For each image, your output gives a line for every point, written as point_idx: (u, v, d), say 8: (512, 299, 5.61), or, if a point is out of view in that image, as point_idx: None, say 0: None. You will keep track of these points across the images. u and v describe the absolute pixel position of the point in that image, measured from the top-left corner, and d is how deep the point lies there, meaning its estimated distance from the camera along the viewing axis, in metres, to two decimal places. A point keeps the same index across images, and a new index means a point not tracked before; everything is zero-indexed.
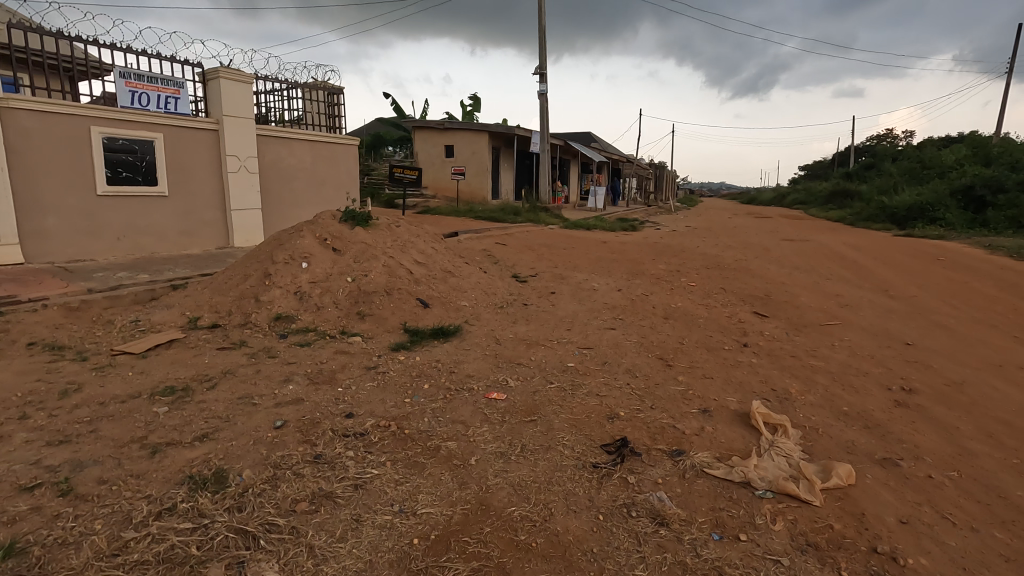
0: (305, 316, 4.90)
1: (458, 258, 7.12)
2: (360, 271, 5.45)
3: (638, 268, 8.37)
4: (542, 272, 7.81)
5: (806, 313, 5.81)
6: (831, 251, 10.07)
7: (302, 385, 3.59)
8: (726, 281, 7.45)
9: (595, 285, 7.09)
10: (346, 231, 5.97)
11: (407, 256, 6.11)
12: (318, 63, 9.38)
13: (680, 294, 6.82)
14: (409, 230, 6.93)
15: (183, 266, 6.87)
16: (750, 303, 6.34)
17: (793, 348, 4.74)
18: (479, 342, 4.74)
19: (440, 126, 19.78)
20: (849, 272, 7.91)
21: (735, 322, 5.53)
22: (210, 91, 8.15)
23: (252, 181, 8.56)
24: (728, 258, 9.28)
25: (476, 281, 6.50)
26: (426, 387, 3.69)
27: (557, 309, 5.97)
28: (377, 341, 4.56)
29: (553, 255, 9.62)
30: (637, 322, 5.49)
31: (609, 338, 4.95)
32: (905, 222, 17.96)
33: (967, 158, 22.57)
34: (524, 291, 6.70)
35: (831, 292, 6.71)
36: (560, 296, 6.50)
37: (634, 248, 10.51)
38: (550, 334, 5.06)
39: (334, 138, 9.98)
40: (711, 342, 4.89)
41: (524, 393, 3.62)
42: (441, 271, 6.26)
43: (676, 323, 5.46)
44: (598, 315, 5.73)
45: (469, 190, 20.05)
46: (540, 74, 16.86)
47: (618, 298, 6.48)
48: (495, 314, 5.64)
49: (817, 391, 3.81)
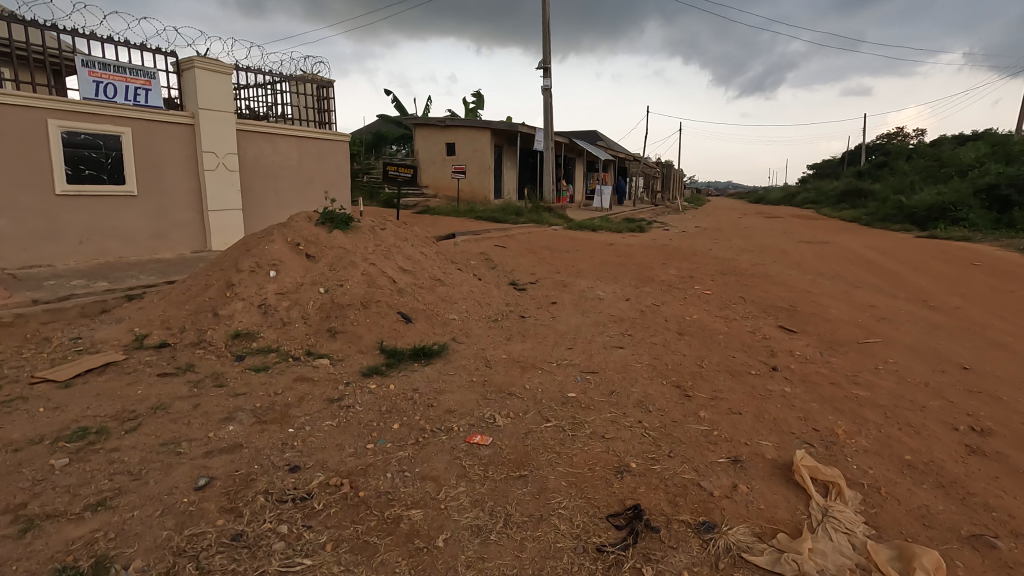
0: (269, 334, 4.28)
1: (450, 264, 6.49)
2: (335, 280, 4.83)
3: (648, 275, 7.71)
4: (543, 279, 7.16)
5: (839, 329, 5.15)
6: (855, 254, 9.36)
7: (245, 425, 2.97)
8: (745, 290, 6.78)
9: (600, 294, 6.44)
10: (323, 235, 5.35)
11: (390, 262, 5.49)
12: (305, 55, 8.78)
13: (695, 304, 6.16)
14: (396, 233, 6.31)
15: (149, 272, 6.27)
16: (773, 315, 5.68)
17: (832, 373, 4.08)
18: (467, 365, 4.11)
19: (441, 124, 19.17)
20: (879, 279, 7.22)
21: (759, 339, 4.87)
22: (184, 81, 7.53)
23: (231, 179, 7.97)
24: (744, 262, 8.60)
25: (469, 289, 5.87)
26: (396, 427, 3.06)
27: (558, 323, 5.33)
28: (347, 365, 3.93)
29: (556, 259, 8.97)
30: (648, 338, 4.85)
31: (616, 360, 4.31)
32: (925, 223, 17.17)
33: (987, 156, 21.72)
34: (522, 300, 6.07)
35: (864, 303, 6.04)
36: (561, 307, 5.85)
37: (642, 252, 9.84)
38: (549, 355, 4.42)
39: (322, 134, 9.38)
40: (734, 364, 4.24)
41: (515, 436, 2.99)
42: (429, 279, 5.63)
43: (693, 341, 4.81)
44: (604, 330, 5.08)
45: (470, 189, 19.41)
46: (543, 68, 16.18)
47: (626, 309, 5.82)
48: (487, 328, 5.01)
49: (870, 432, 3.16)
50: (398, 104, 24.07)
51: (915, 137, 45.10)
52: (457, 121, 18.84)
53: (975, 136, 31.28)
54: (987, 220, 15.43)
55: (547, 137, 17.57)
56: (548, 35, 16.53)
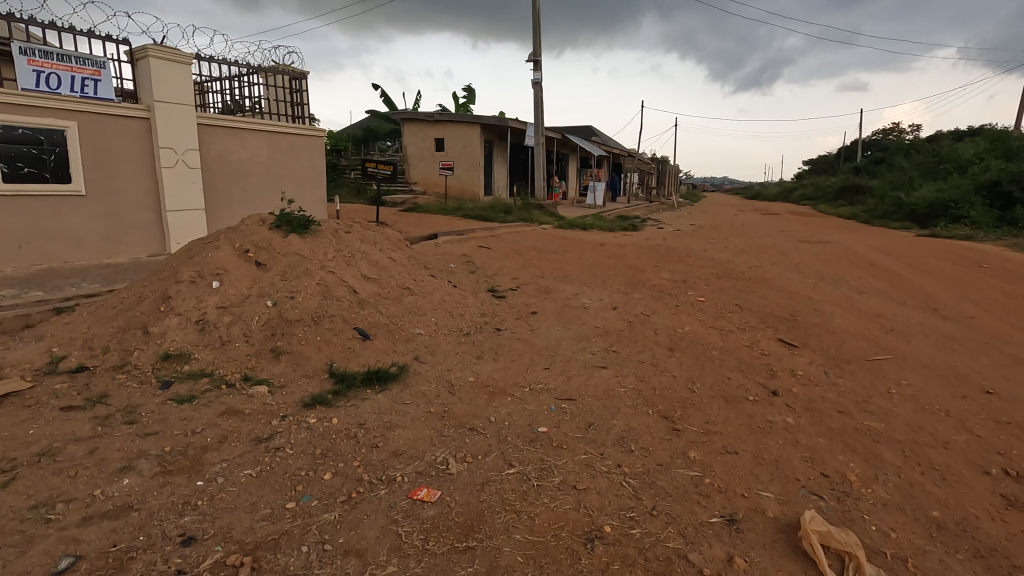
0: (204, 355, 3.78)
1: (424, 269, 5.99)
2: (285, 292, 4.33)
3: (638, 279, 7.23)
4: (525, 285, 6.67)
5: (845, 343, 4.68)
6: (858, 255, 8.91)
7: (143, 477, 2.47)
8: (741, 296, 6.31)
9: (586, 302, 5.95)
10: (276, 239, 4.85)
11: (352, 270, 5.00)
12: (276, 45, 8.25)
13: (688, 313, 5.68)
14: (364, 237, 5.80)
15: (93, 280, 5.75)
16: (772, 327, 5.22)
17: (839, 399, 3.61)
18: (427, 391, 3.63)
19: (430, 118, 18.64)
20: (885, 284, 6.76)
21: (756, 356, 4.40)
22: (139, 71, 6.98)
23: (192, 177, 7.43)
24: (741, 265, 8.13)
25: (441, 299, 5.37)
26: (328, 476, 2.57)
27: (536, 336, 4.84)
28: (287, 392, 3.44)
29: (542, 261, 8.49)
30: (634, 355, 4.37)
31: (598, 383, 3.82)
32: (926, 221, 16.76)
33: (988, 151, 21.30)
34: (500, 310, 5.58)
35: (870, 312, 5.57)
36: (542, 318, 5.37)
37: (633, 253, 9.36)
38: (522, 376, 3.93)
39: (295, 129, 8.84)
40: (731, 387, 3.77)
41: (469, 488, 2.51)
42: (396, 288, 5.13)
43: (684, 358, 4.33)
44: (587, 345, 4.60)
45: (459, 185, 18.88)
46: (533, 61, 15.65)
47: (612, 320, 5.34)
48: (458, 343, 4.52)
49: (889, 479, 2.69)
50: (387, 99, 23.52)
51: (912, 133, 44.79)
52: (446, 115, 18.30)
53: (972, 132, 30.97)
54: (989, 218, 15.04)
55: (538, 132, 17.04)
56: (539, 26, 16.00)
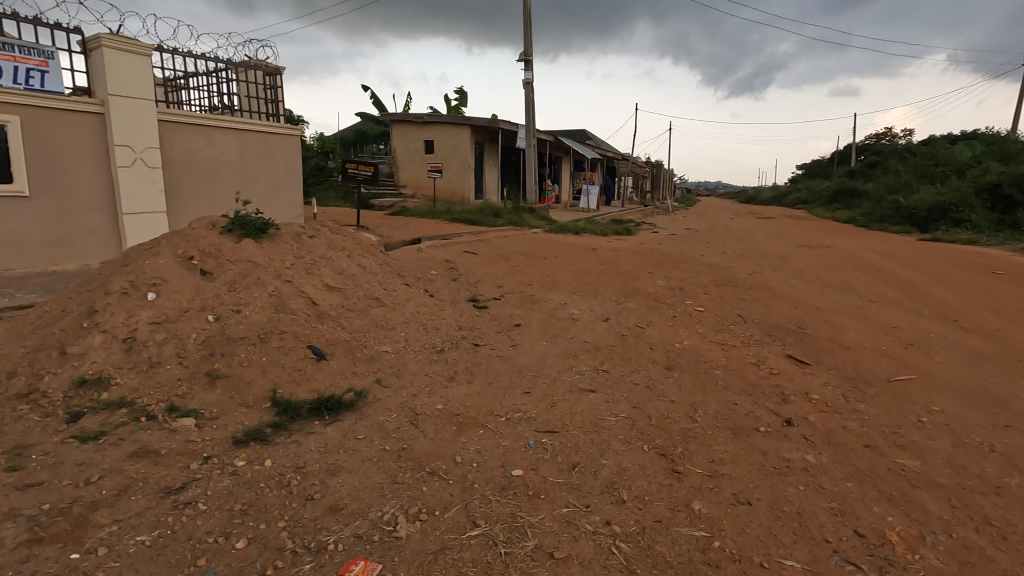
0: (127, 379, 3.24)
1: (397, 277, 5.47)
2: (231, 305, 3.80)
3: (632, 287, 6.74)
4: (510, 293, 6.17)
5: (862, 360, 4.20)
6: (863, 260, 8.47)
7: (3, 550, 1.94)
8: (743, 306, 5.83)
9: (574, 312, 5.45)
10: (227, 244, 4.32)
11: (313, 279, 4.47)
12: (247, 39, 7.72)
13: (686, 325, 5.19)
14: (331, 241, 5.28)
15: (31, 289, 5.20)
16: (778, 341, 4.73)
17: (864, 431, 3.12)
18: (386, 422, 3.11)
19: (420, 119, 18.18)
20: (896, 292, 6.30)
21: (764, 377, 3.91)
22: (93, 62, 6.41)
23: (152, 177, 6.88)
24: (741, 270, 7.67)
25: (415, 311, 4.85)
26: (243, 544, 2.05)
27: (518, 353, 4.33)
28: (217, 426, 2.90)
29: (531, 267, 7.99)
30: (627, 376, 3.87)
31: (585, 411, 3.32)
32: (926, 224, 16.40)
33: (986, 154, 21.01)
34: (479, 322, 5.07)
35: (885, 324, 5.10)
36: (525, 331, 4.86)
37: (627, 258, 8.87)
38: (498, 402, 3.42)
39: (268, 126, 8.31)
40: (739, 417, 3.27)
41: (420, 561, 2.00)
42: (362, 299, 4.61)
43: (683, 380, 3.83)
44: (574, 364, 4.10)
45: (449, 188, 18.40)
46: (524, 60, 15.19)
47: (604, 333, 4.84)
48: (428, 362, 4.00)
49: (938, 540, 2.20)
50: (377, 100, 23.03)
51: (906, 136, 44.75)
52: (436, 116, 17.83)
53: (967, 136, 30.80)
54: (990, 222, 14.69)
55: (530, 133, 16.58)
56: (530, 25, 15.55)
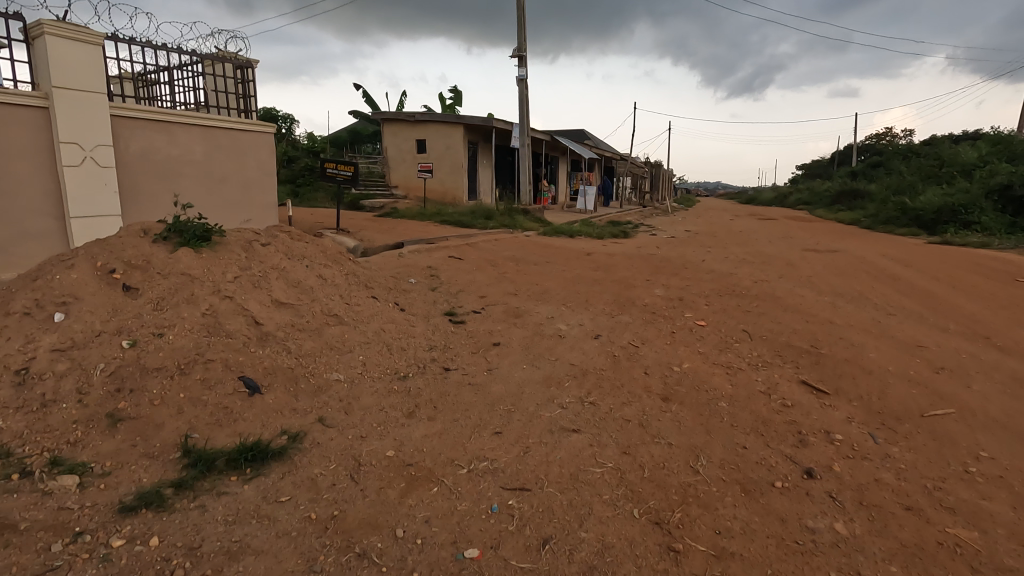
0: (10, 421, 2.69)
1: (364, 288, 4.91)
2: (153, 328, 3.25)
3: (628, 297, 6.19)
4: (493, 305, 5.61)
5: (888, 389, 3.64)
6: (875, 266, 7.92)
7: None
8: (748, 320, 5.27)
9: (561, 328, 4.89)
10: (159, 255, 3.77)
11: (259, 294, 3.91)
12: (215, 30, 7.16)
13: (686, 343, 4.64)
14: (289, 250, 4.72)
15: None
16: (791, 364, 4.17)
17: (903, 486, 2.57)
18: (319, 475, 2.54)
19: (412, 118, 17.66)
20: (916, 304, 5.75)
21: (777, 412, 3.36)
22: (36, 52, 5.84)
23: (105, 177, 6.31)
24: (745, 278, 7.13)
25: (379, 329, 4.29)
26: None
27: (493, 379, 3.78)
28: (107, 485, 2.35)
29: (519, 274, 7.45)
30: (617, 410, 3.31)
31: (564, 459, 2.76)
32: (934, 226, 15.86)
33: (993, 154, 20.46)
34: (454, 340, 4.51)
35: (909, 343, 4.55)
36: (504, 352, 4.29)
37: (623, 264, 8.31)
38: (462, 446, 2.86)
39: (238, 123, 7.75)
40: (749, 467, 2.71)
41: None
42: (317, 317, 4.05)
43: (682, 415, 3.27)
44: (557, 393, 3.54)
45: (441, 189, 17.84)
46: (518, 57, 14.65)
47: (592, 354, 4.28)
48: (386, 392, 3.45)
49: None
50: (369, 98, 22.49)
51: (908, 137, 44.28)
52: (428, 115, 17.30)
53: (971, 136, 30.25)
54: (1001, 224, 14.16)
55: (524, 132, 16.02)
56: (523, 21, 15.02)
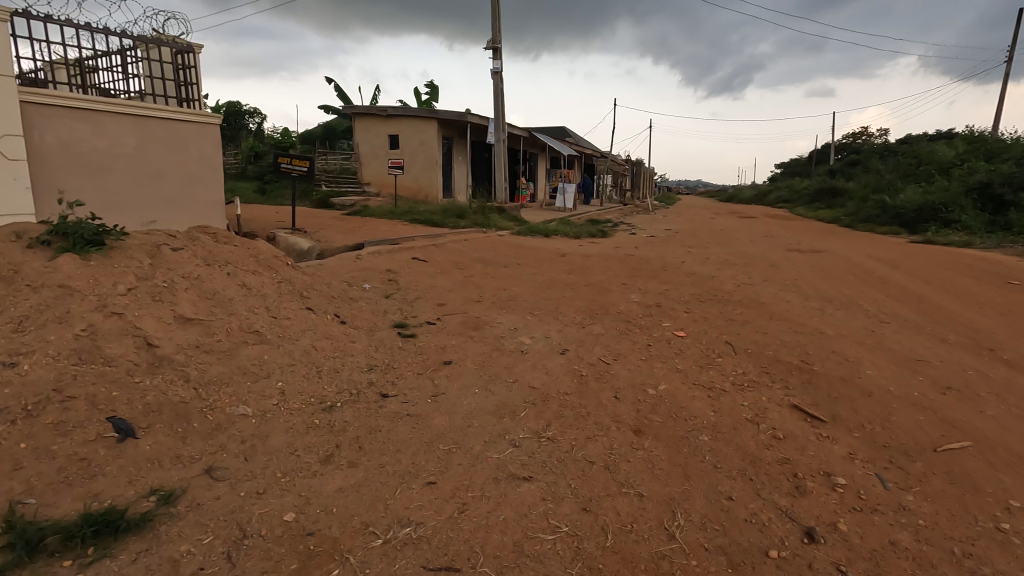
0: None
1: (299, 298, 4.30)
2: (4, 356, 2.63)
3: (602, 304, 5.66)
4: (450, 315, 5.04)
5: (894, 416, 3.16)
6: (862, 268, 7.52)
7: None
8: (732, 331, 4.77)
9: (524, 343, 4.34)
10: (32, 264, 3.15)
11: (157, 309, 3.28)
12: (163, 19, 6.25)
13: (662, 360, 4.12)
14: (209, 255, 4.10)
15: None
16: (780, 384, 3.67)
17: (925, 553, 2.08)
18: (187, 555, 1.95)
19: (383, 113, 16.98)
20: (910, 310, 5.32)
21: (767, 447, 2.85)
22: None
23: (15, 172, 5.41)
24: (727, 281, 6.66)
25: (309, 347, 3.68)
26: None
27: (436, 408, 3.21)
28: None
29: (486, 278, 6.89)
30: (579, 449, 2.78)
31: (509, 520, 2.21)
32: (915, 225, 15.67)
33: (970, 152, 20.42)
34: (398, 358, 3.92)
35: (909, 358, 4.09)
36: (456, 373, 3.72)
37: (598, 266, 7.79)
38: (384, 504, 2.30)
39: (176, 113, 7.04)
40: (738, 529, 2.19)
41: None
42: (231, 335, 3.44)
43: (656, 455, 2.75)
44: (511, 427, 2.99)
45: (414, 186, 17.20)
46: (492, 49, 14.05)
47: (556, 375, 3.73)
48: (304, 429, 2.86)
49: None
50: (342, 93, 21.72)
51: (884, 135, 44.59)
52: (400, 109, 16.64)
53: (946, 135, 30.48)
54: (982, 222, 13.98)
55: (499, 128, 15.43)
56: (497, 11, 14.42)
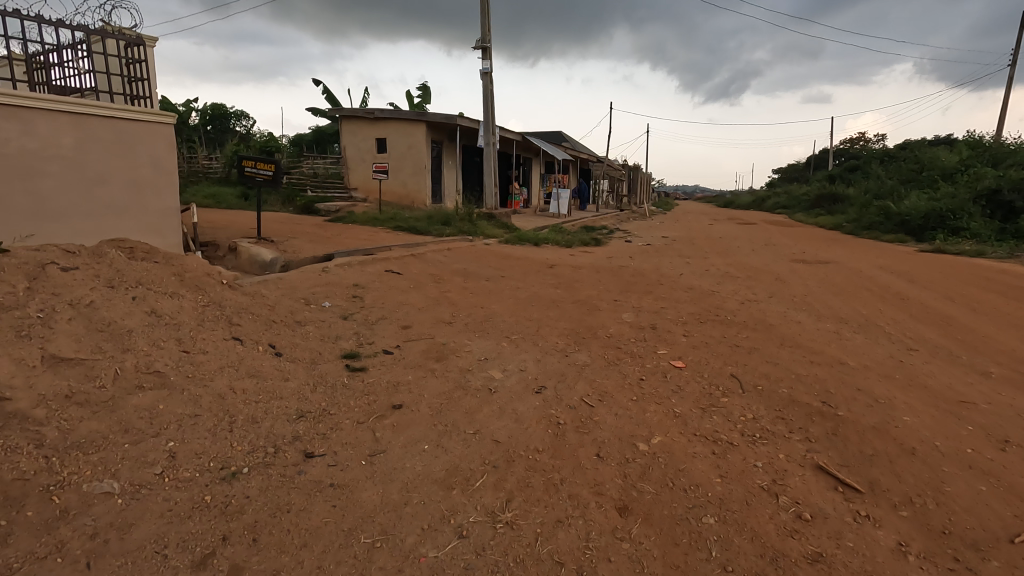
0: None
1: (227, 326, 3.62)
2: None
3: (589, 326, 5.00)
4: (413, 342, 4.36)
5: (947, 486, 2.51)
6: (877, 282, 6.88)
7: None
8: (739, 361, 4.11)
9: (494, 378, 3.67)
10: None
11: (19, 348, 2.62)
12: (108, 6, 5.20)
13: (658, 400, 3.45)
14: (115, 275, 3.43)
15: None
16: (800, 435, 3.01)
17: None
18: None
19: (371, 115, 16.36)
20: (940, 334, 4.68)
21: (793, 538, 2.19)
22: None
23: None
24: (729, 298, 6.00)
25: (225, 391, 3.00)
26: None
27: (369, 476, 2.52)
28: None
29: (464, 294, 6.22)
30: (547, 543, 2.11)
31: None
32: (921, 233, 15.06)
33: (975, 156, 19.85)
34: (338, 401, 3.24)
35: (950, 399, 3.44)
36: (404, 422, 3.03)
37: (588, 280, 7.12)
38: None
39: (123, 110, 6.28)
40: None
41: None
42: (120, 378, 2.77)
43: (647, 552, 2.09)
44: (462, 506, 2.32)
45: (402, 191, 16.56)
46: (481, 49, 13.42)
47: (527, 424, 3.05)
48: (189, 512, 2.19)
49: None
50: (329, 95, 21.08)
51: (883, 142, 44.12)
52: (388, 112, 16.00)
53: (946, 141, 30.00)
54: (991, 230, 13.39)
55: (490, 131, 14.80)
56: (487, 10, 13.81)
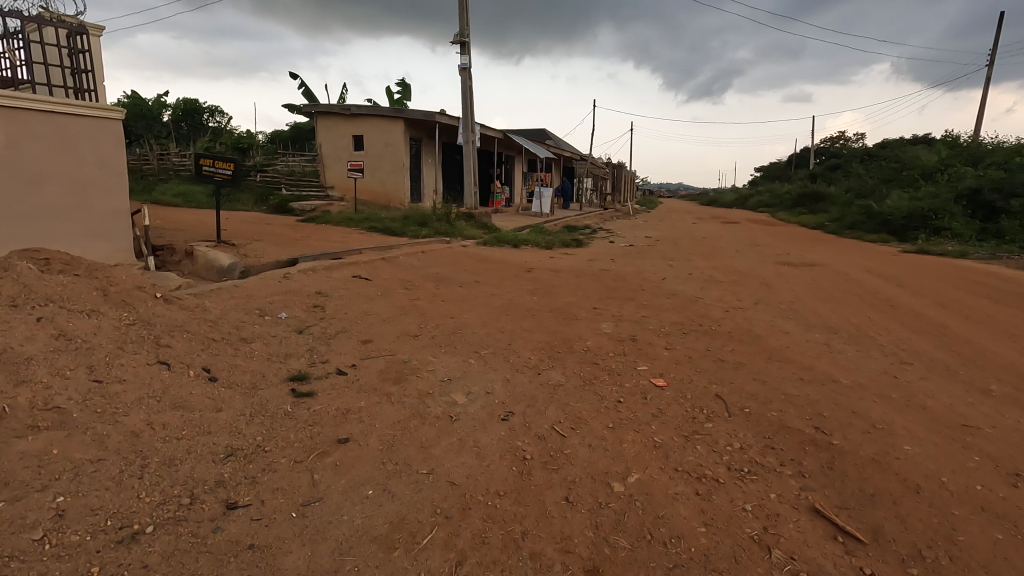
0: None
1: (154, 348, 3.21)
2: None
3: (566, 338, 4.66)
4: (371, 360, 3.98)
5: (959, 535, 2.22)
6: (865, 287, 6.64)
7: None
8: (725, 379, 3.80)
9: (457, 403, 3.31)
10: None
11: None
12: None
13: (637, 427, 3.11)
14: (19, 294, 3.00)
15: None
16: (793, 469, 2.70)
17: None
18: None
19: (348, 112, 15.84)
20: (934, 346, 4.42)
21: None
22: None
23: None
24: (714, 306, 5.70)
25: (139, 428, 2.60)
26: None
27: (297, 534, 2.15)
28: None
29: (434, 302, 5.84)
30: None
31: None
32: (903, 233, 14.99)
33: (955, 156, 19.90)
34: (276, 435, 2.85)
35: (952, 422, 3.16)
36: (349, 460, 2.66)
37: (568, 285, 6.79)
38: None
39: (62, 104, 5.72)
40: None
41: None
42: (7, 418, 2.36)
43: None
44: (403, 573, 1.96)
45: (380, 190, 16.10)
46: (459, 43, 13.01)
47: (490, 461, 2.70)
48: None
49: None
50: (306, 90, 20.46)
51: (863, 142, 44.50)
52: (365, 108, 15.51)
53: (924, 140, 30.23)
54: (973, 230, 13.33)
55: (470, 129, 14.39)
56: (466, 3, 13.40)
